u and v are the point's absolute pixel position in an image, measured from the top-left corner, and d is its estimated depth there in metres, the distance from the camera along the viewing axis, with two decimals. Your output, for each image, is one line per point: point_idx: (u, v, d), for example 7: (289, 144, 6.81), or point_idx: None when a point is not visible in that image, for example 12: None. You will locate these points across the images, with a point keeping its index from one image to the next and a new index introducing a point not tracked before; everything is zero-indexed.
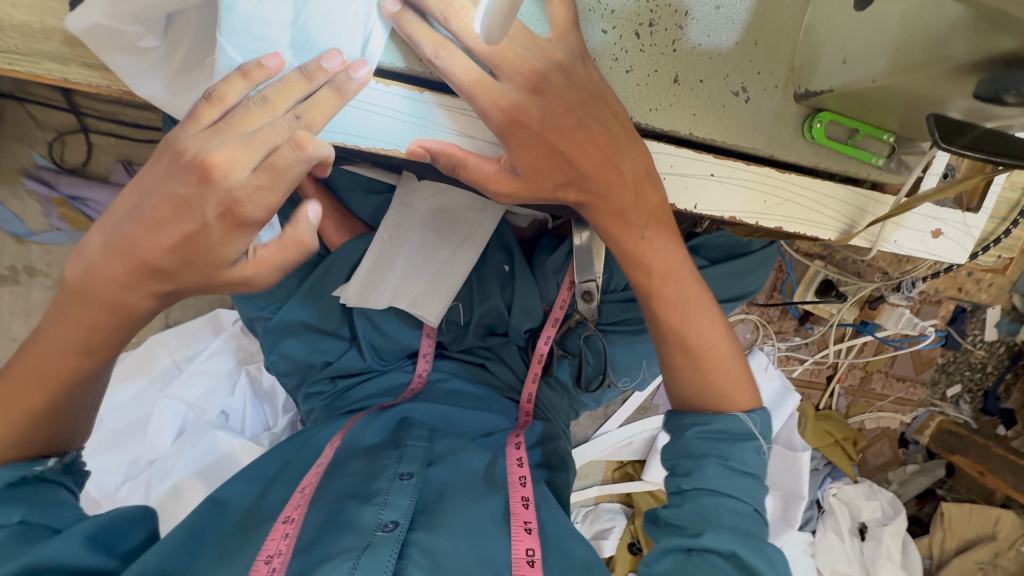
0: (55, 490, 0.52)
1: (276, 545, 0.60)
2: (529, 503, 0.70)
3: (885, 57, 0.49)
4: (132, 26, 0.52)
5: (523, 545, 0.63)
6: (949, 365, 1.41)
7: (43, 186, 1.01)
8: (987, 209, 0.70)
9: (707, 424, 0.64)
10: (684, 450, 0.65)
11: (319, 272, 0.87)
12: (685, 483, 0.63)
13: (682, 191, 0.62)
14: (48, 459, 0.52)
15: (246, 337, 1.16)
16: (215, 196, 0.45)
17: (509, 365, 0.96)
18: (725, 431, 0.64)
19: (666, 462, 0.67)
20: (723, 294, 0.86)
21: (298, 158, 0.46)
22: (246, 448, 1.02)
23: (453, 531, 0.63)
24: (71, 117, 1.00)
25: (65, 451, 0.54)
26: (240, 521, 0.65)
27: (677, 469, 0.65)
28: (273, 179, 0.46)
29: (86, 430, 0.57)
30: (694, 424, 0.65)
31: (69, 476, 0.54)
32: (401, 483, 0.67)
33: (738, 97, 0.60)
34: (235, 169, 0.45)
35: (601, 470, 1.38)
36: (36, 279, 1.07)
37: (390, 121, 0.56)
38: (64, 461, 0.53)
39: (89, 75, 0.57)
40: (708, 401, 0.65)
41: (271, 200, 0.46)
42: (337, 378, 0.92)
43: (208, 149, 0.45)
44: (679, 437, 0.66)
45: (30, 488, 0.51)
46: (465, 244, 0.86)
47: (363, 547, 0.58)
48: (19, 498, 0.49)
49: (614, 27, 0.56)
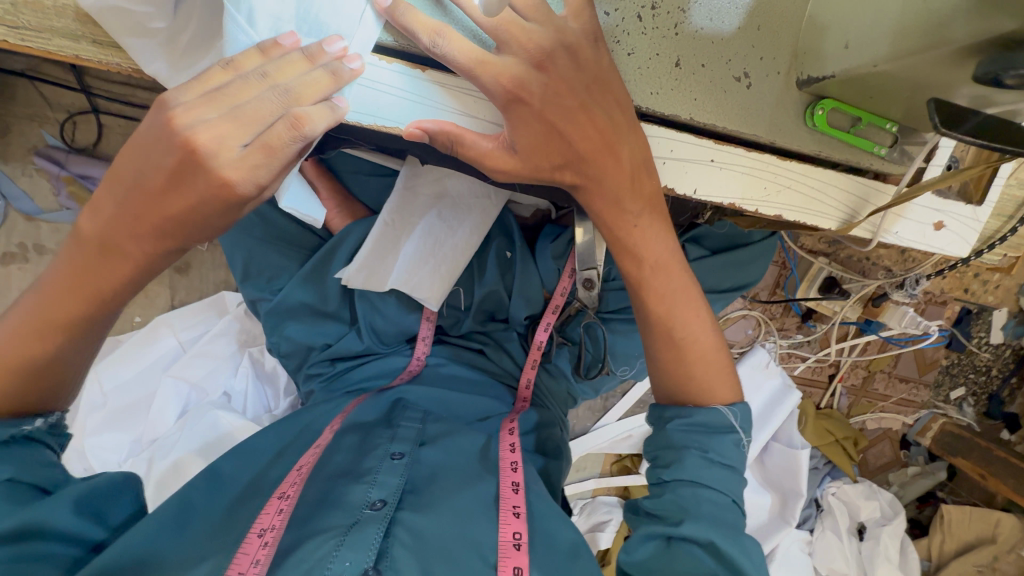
0: (39, 451, 0.53)
1: (270, 520, 0.60)
2: (518, 488, 0.69)
3: (886, 42, 0.50)
4: (142, 6, 0.53)
5: (509, 529, 0.63)
6: (954, 367, 1.40)
7: (54, 165, 1.01)
8: (990, 203, 0.69)
9: (689, 417, 0.64)
10: (663, 442, 0.65)
11: (323, 253, 0.88)
12: (666, 473, 0.62)
13: (682, 176, 0.62)
14: (40, 418, 0.53)
15: (249, 320, 1.17)
16: (203, 177, 0.45)
17: (510, 353, 0.97)
18: (705, 423, 0.63)
19: (647, 455, 0.67)
20: (721, 284, 0.87)
21: (295, 136, 0.46)
22: (245, 427, 1.03)
23: (444, 512, 0.63)
24: (83, 98, 1.00)
25: (50, 412, 0.55)
26: (238, 494, 0.67)
27: (659, 460, 0.65)
28: (267, 158, 0.46)
29: (72, 389, 0.57)
30: (674, 418, 0.65)
31: (53, 437, 0.55)
32: (391, 462, 0.67)
33: (740, 82, 0.60)
34: (223, 149, 0.45)
35: (599, 463, 1.39)
36: (44, 259, 1.07)
37: (387, 96, 0.56)
38: (49, 422, 0.54)
39: (100, 53, 0.57)
40: (688, 393, 0.65)
41: (263, 177, 0.47)
42: (336, 360, 0.93)
43: (199, 121, 0.45)
44: (660, 430, 0.66)
45: (20, 449, 0.52)
46: (467, 228, 0.86)
47: (351, 524, 0.58)
48: (9, 457, 0.50)
49: (617, 9, 0.57)
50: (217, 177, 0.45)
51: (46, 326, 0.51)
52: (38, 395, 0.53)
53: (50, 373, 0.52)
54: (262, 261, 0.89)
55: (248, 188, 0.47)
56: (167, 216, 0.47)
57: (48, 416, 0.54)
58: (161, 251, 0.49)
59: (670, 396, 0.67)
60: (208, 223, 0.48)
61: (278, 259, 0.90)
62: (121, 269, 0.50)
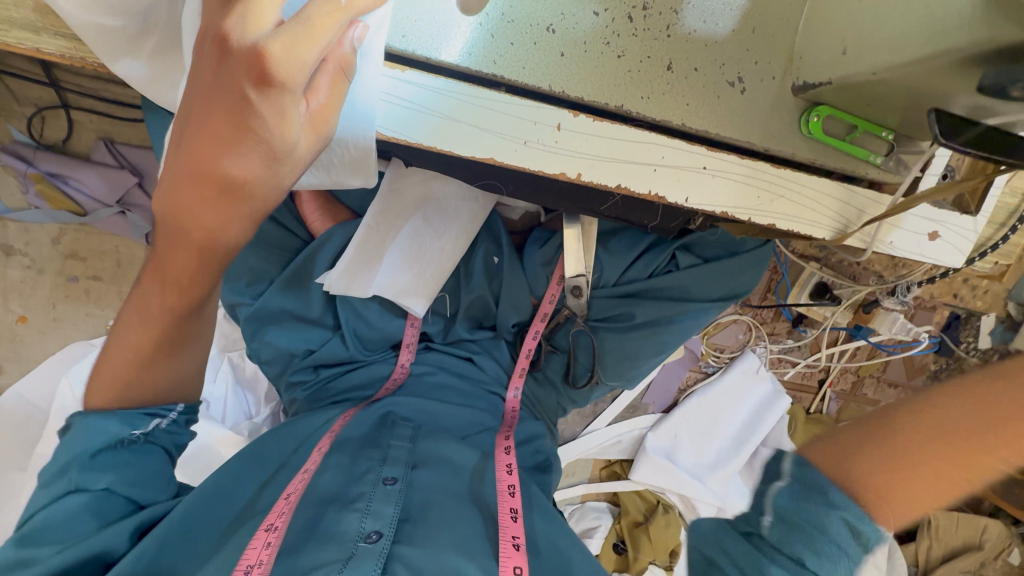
0: (153, 456, 0.60)
1: (258, 554, 0.56)
2: (517, 516, 0.67)
3: (886, 49, 0.48)
4: (105, 13, 0.52)
5: (510, 563, 0.60)
6: (942, 372, 1.36)
7: (21, 162, 0.95)
8: (987, 212, 0.68)
9: (860, 518, 0.48)
10: (813, 524, 0.49)
11: (301, 259, 0.85)
12: (805, 559, 0.48)
13: (674, 184, 0.60)
14: (159, 417, 0.60)
15: (229, 323, 1.10)
16: (238, 63, 0.39)
17: (497, 360, 0.94)
18: (866, 539, 0.47)
19: (772, 519, 0.52)
20: (705, 295, 0.85)
21: (336, 8, 0.39)
22: (227, 439, 1.01)
23: (442, 545, 0.59)
24: (52, 92, 0.95)
25: (171, 409, 0.61)
26: (230, 524, 0.63)
27: (793, 531, 0.50)
28: (302, 27, 0.39)
29: (178, 403, 0.62)
30: (841, 507, 0.49)
31: (168, 438, 0.62)
32: (384, 489, 0.64)
33: (734, 87, 0.59)
34: (252, 28, 0.39)
35: (588, 469, 1.37)
36: (14, 260, 1.04)
37: (383, 104, 0.53)
38: (169, 420, 0.61)
39: (60, 46, 0.54)
40: (877, 493, 0.49)
41: (305, 56, 0.39)
42: (320, 367, 0.89)
43: (230, 16, 0.40)
44: (813, 505, 0.50)
45: (132, 452, 0.58)
46: (454, 231, 0.84)
47: (346, 558, 0.54)
48: (122, 462, 0.57)
49: (606, 9, 0.55)
50: (253, 56, 0.39)
51: (123, 348, 0.57)
52: (155, 385, 0.60)
53: (124, 388, 0.58)
54: (239, 262, 0.84)
55: (291, 70, 0.39)
56: (228, 168, 0.42)
57: (169, 414, 0.61)
58: (177, 272, 0.50)
59: (846, 466, 0.51)
60: (247, 123, 0.41)
61: (254, 262, 0.86)
62: (161, 287, 0.52)
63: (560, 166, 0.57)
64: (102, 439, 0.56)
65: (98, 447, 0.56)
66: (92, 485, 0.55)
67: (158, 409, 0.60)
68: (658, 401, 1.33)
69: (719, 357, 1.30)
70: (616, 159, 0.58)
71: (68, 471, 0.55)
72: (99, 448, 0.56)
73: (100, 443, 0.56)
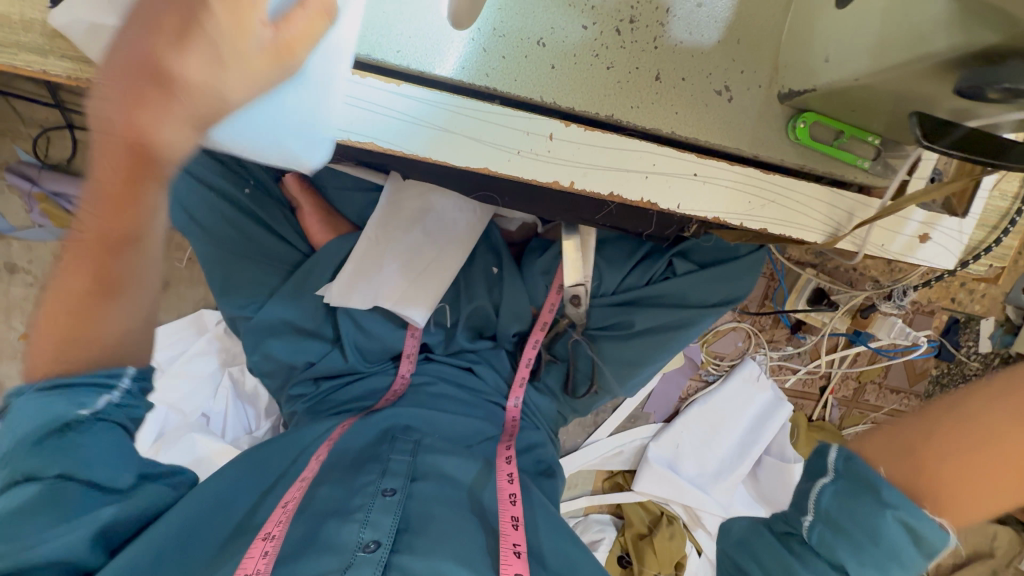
0: (116, 432, 0.53)
1: (255, 564, 0.56)
2: (518, 524, 0.66)
3: (866, 57, 0.49)
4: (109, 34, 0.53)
5: (510, 571, 0.59)
6: (943, 377, 1.37)
7: (26, 181, 0.97)
8: (974, 215, 0.69)
9: (914, 517, 0.43)
10: (865, 529, 0.44)
11: (302, 270, 0.86)
12: (848, 566, 0.45)
13: (666, 192, 0.61)
14: (107, 390, 0.52)
15: (229, 338, 1.11)
16: None
17: (495, 369, 0.94)
18: (925, 543, 0.43)
19: (813, 520, 0.48)
20: (707, 301, 0.84)
21: None
22: (225, 451, 1.01)
23: (442, 555, 0.58)
24: (57, 113, 0.97)
25: (121, 377, 0.52)
26: (232, 534, 0.62)
27: (838, 537, 0.46)
28: None
29: None
30: (897, 508, 0.44)
31: (124, 412, 0.53)
32: (383, 500, 0.64)
33: (721, 96, 0.60)
34: None
35: (590, 480, 1.36)
36: (18, 278, 1.05)
37: (381, 117, 0.55)
38: (122, 390, 0.53)
39: (66, 68, 0.56)
40: (940, 484, 0.44)
41: None
42: (319, 380, 0.89)
43: None
44: (862, 505, 0.45)
45: (83, 434, 0.51)
46: (452, 243, 0.85)
47: (344, 568, 0.54)
48: (75, 446, 0.50)
49: (595, 23, 0.57)
50: None
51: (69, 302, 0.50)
52: (109, 341, 0.52)
53: (75, 341, 0.51)
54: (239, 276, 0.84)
55: None
56: (178, 65, 0.41)
57: (119, 385, 0.53)
58: (103, 190, 0.45)
59: (906, 461, 0.46)
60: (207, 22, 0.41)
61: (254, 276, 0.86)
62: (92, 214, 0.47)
63: (552, 175, 0.59)
64: (44, 424, 0.49)
65: (37, 431, 0.48)
66: (43, 473, 0.49)
67: (105, 377, 0.52)
68: (659, 410, 1.33)
69: (719, 365, 1.30)
70: (608, 167, 0.59)
71: (11, 457, 0.48)
72: (40, 433, 0.49)
73: (41, 430, 0.49)
